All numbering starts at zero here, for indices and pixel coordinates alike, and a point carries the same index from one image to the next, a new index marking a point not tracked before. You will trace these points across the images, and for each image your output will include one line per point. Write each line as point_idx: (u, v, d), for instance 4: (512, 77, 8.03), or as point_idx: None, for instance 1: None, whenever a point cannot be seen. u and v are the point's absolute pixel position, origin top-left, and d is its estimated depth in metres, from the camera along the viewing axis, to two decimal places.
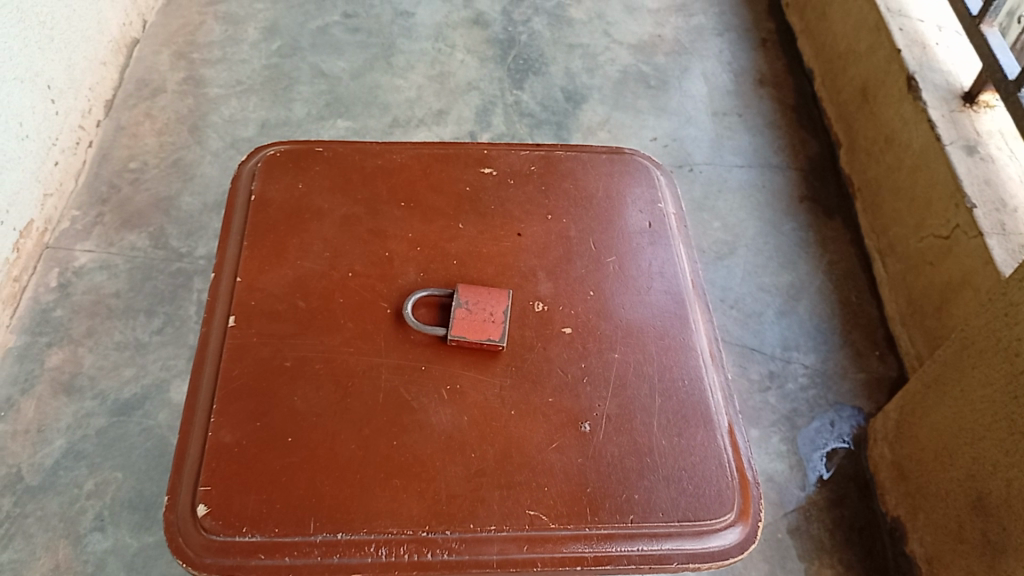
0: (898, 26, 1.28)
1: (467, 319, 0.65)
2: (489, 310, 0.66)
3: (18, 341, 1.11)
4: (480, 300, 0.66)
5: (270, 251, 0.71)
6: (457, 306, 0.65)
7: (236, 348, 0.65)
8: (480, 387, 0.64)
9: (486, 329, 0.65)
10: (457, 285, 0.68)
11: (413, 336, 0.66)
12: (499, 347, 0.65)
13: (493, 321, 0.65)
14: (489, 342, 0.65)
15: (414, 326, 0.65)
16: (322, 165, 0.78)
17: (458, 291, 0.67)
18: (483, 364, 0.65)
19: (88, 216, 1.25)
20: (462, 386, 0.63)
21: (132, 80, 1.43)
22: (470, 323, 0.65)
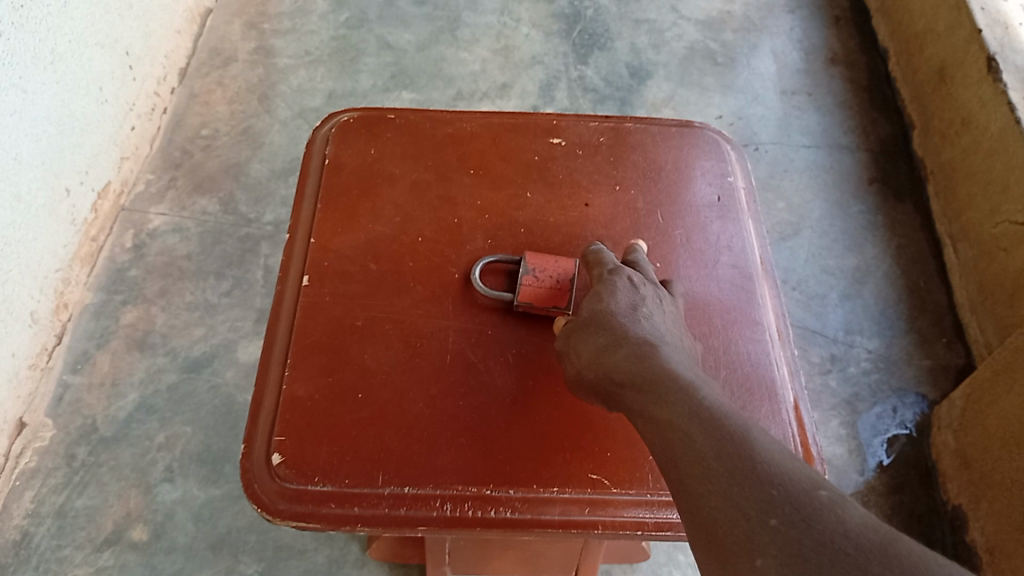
0: (980, 6, 1.24)
1: (534, 287, 0.66)
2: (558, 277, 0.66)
3: (96, 298, 1.16)
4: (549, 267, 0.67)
5: (343, 214, 0.73)
6: (525, 273, 0.66)
7: (309, 305, 0.67)
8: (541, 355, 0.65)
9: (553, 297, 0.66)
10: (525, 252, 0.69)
11: (481, 302, 0.67)
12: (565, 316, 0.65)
13: (560, 289, 0.66)
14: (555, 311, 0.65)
15: (481, 291, 0.67)
16: (394, 132, 0.79)
17: (526, 258, 0.67)
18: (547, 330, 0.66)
19: (162, 180, 1.29)
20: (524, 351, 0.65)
21: (205, 49, 1.47)
22: (537, 290, 0.66)
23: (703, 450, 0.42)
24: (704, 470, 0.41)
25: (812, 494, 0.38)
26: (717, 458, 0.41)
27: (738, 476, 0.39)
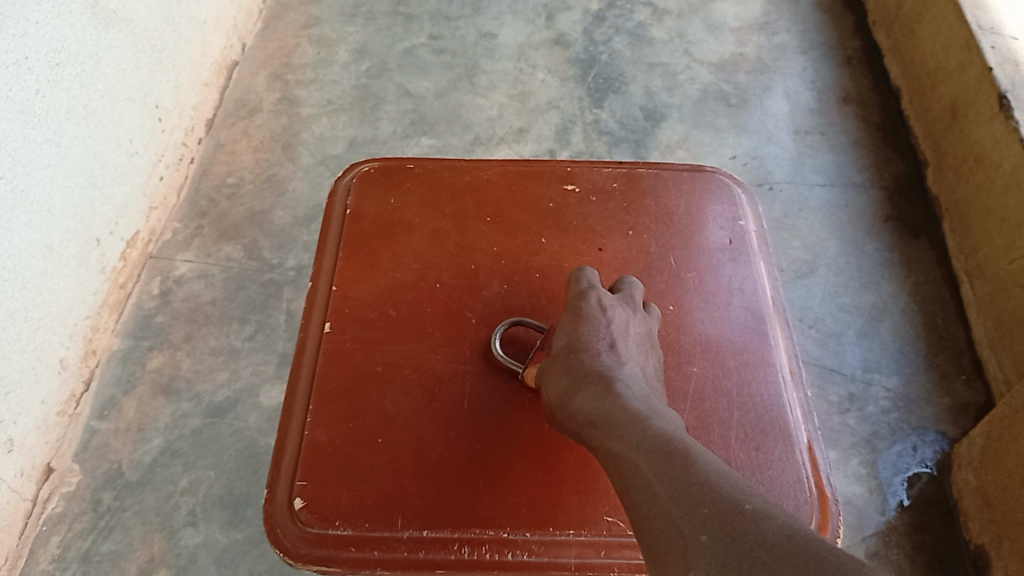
0: (990, 45, 1.26)
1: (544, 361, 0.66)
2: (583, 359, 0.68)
3: (123, 344, 1.19)
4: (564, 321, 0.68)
5: (363, 261, 0.75)
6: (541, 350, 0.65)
7: (330, 353, 0.69)
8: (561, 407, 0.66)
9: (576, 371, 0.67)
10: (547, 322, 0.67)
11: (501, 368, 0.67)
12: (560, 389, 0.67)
13: None
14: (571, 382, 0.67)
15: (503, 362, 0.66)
16: (412, 181, 0.82)
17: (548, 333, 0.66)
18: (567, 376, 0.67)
19: (188, 228, 1.33)
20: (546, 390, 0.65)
21: (231, 100, 1.51)
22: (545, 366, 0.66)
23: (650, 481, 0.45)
24: (652, 496, 0.44)
25: (738, 509, 0.40)
26: (662, 484, 0.44)
27: (679, 498, 0.42)
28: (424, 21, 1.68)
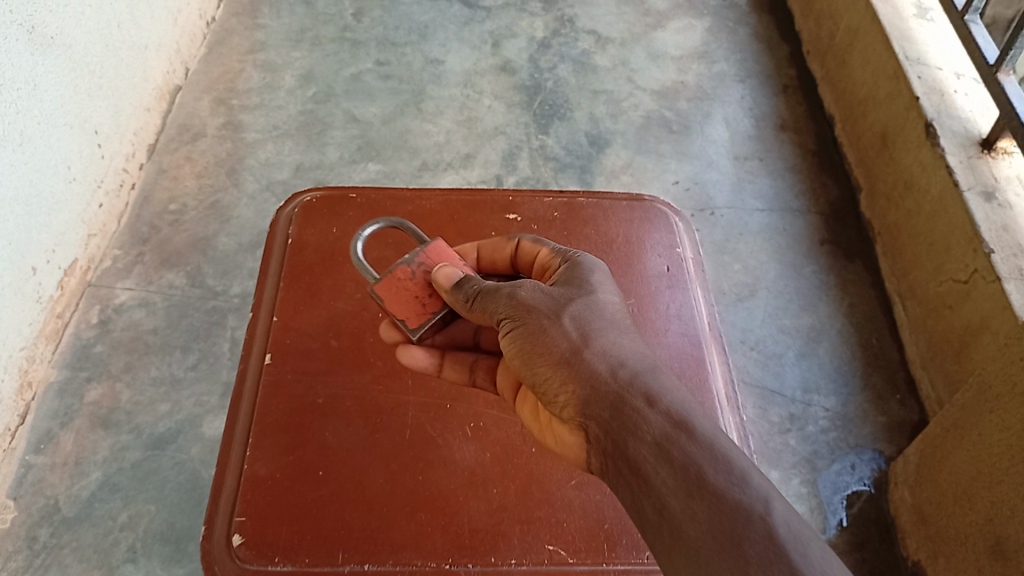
0: (917, 75, 1.31)
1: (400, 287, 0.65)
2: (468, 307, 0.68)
3: (60, 375, 1.16)
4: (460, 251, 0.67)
5: (305, 293, 0.77)
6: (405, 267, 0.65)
7: (272, 385, 0.70)
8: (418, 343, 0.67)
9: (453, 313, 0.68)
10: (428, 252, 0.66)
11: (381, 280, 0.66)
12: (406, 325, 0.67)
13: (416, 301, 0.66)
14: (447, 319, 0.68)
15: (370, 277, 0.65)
16: (355, 211, 0.83)
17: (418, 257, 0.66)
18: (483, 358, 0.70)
19: (129, 255, 1.30)
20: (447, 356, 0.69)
21: (174, 125, 1.49)
22: (399, 295, 0.65)
23: (747, 538, 0.47)
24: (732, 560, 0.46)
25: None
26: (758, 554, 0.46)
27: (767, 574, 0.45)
28: (370, 46, 1.68)
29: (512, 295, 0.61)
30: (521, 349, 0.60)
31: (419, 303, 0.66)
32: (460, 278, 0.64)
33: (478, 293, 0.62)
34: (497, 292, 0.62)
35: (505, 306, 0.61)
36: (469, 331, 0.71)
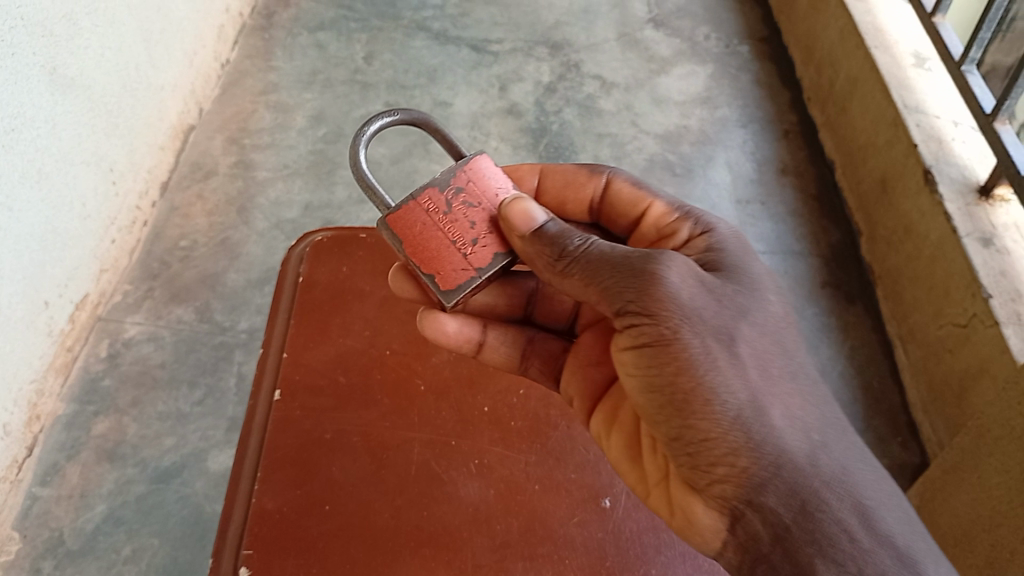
0: (915, 122, 1.34)
1: (442, 225, 0.67)
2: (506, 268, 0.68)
3: (67, 408, 1.18)
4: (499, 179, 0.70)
5: (315, 329, 0.82)
6: (450, 196, 0.68)
7: (280, 419, 0.75)
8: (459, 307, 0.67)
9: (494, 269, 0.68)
10: (474, 191, 0.69)
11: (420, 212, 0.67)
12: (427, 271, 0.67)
13: (449, 248, 0.67)
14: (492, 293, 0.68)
15: (416, 203, 0.67)
16: (364, 252, 0.89)
17: (464, 193, 0.68)
18: (539, 342, 0.79)
19: (139, 290, 1.33)
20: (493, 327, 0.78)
21: (186, 163, 1.52)
22: (437, 231, 0.67)
23: None
24: None
25: None
26: None
27: None
28: (380, 88, 1.70)
29: (661, 308, 0.59)
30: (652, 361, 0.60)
31: (456, 252, 0.67)
32: (540, 228, 0.66)
33: (615, 285, 0.61)
34: (647, 298, 0.60)
35: (652, 319, 0.60)
36: (522, 303, 0.81)
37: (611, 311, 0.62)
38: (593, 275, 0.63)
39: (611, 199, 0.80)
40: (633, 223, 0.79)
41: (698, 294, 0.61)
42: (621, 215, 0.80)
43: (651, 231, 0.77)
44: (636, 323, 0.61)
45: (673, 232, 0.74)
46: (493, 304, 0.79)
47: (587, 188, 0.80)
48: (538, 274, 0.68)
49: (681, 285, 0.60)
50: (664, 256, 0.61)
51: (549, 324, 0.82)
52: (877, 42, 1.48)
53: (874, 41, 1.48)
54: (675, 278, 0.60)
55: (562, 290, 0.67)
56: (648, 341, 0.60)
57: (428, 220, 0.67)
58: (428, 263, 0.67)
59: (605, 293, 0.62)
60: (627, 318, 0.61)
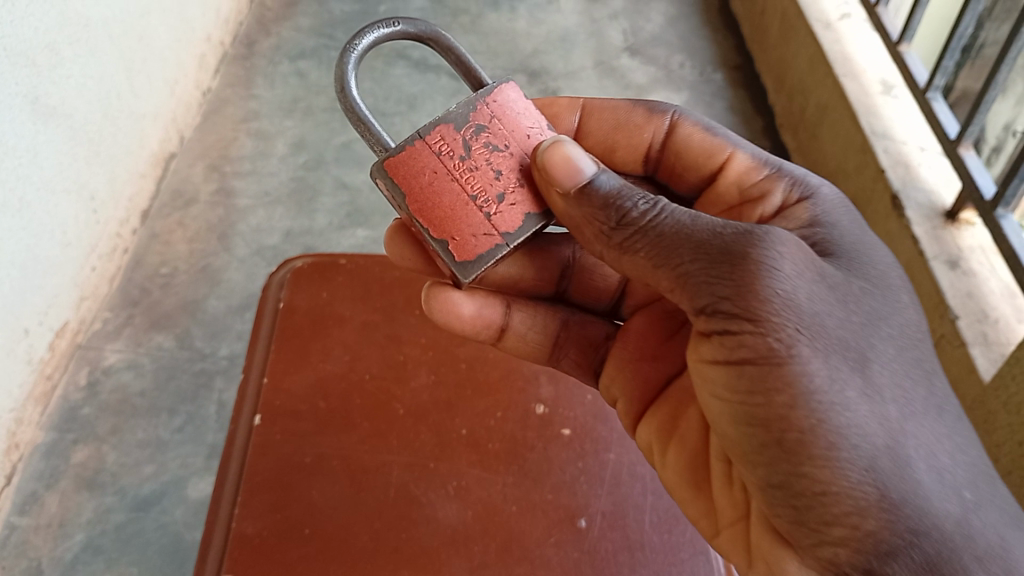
0: (883, 148, 1.37)
1: (457, 175, 0.68)
2: (507, 220, 0.68)
3: (47, 437, 1.19)
4: (521, 118, 0.71)
5: (295, 355, 0.85)
6: (463, 141, 0.69)
7: (261, 445, 0.78)
8: (456, 265, 0.67)
9: (494, 225, 0.68)
10: (492, 135, 0.69)
11: (432, 159, 0.68)
12: (444, 230, 0.67)
13: (467, 204, 0.68)
14: (493, 255, 0.68)
15: (427, 150, 0.68)
16: (344, 276, 0.92)
17: (480, 139, 0.69)
18: (576, 318, 0.84)
19: (119, 317, 1.33)
20: (515, 308, 0.82)
21: (167, 191, 1.53)
22: (453, 183, 0.68)
23: None
24: None
25: None
26: None
27: None
28: None
29: (761, 311, 0.57)
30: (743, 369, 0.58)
31: (474, 209, 0.68)
32: (586, 183, 0.65)
33: (708, 283, 0.59)
34: (746, 299, 0.58)
35: (751, 323, 0.57)
36: (555, 279, 0.84)
37: (693, 304, 0.61)
38: (676, 262, 0.61)
39: (675, 143, 0.82)
40: (706, 173, 0.82)
41: (808, 296, 0.58)
42: (693, 166, 0.82)
43: (735, 186, 0.80)
44: (727, 323, 0.59)
45: (765, 189, 0.78)
46: (523, 278, 0.83)
47: (646, 132, 0.82)
48: (583, 235, 0.68)
49: (787, 287, 0.58)
50: (761, 240, 0.59)
51: (589, 303, 0.86)
52: (846, 69, 1.52)
53: (843, 69, 1.51)
54: (781, 277, 0.58)
55: (632, 276, 0.66)
56: (747, 359, 0.58)
57: (434, 160, 0.68)
58: (443, 223, 0.67)
59: (690, 284, 0.61)
60: (720, 322, 0.59)
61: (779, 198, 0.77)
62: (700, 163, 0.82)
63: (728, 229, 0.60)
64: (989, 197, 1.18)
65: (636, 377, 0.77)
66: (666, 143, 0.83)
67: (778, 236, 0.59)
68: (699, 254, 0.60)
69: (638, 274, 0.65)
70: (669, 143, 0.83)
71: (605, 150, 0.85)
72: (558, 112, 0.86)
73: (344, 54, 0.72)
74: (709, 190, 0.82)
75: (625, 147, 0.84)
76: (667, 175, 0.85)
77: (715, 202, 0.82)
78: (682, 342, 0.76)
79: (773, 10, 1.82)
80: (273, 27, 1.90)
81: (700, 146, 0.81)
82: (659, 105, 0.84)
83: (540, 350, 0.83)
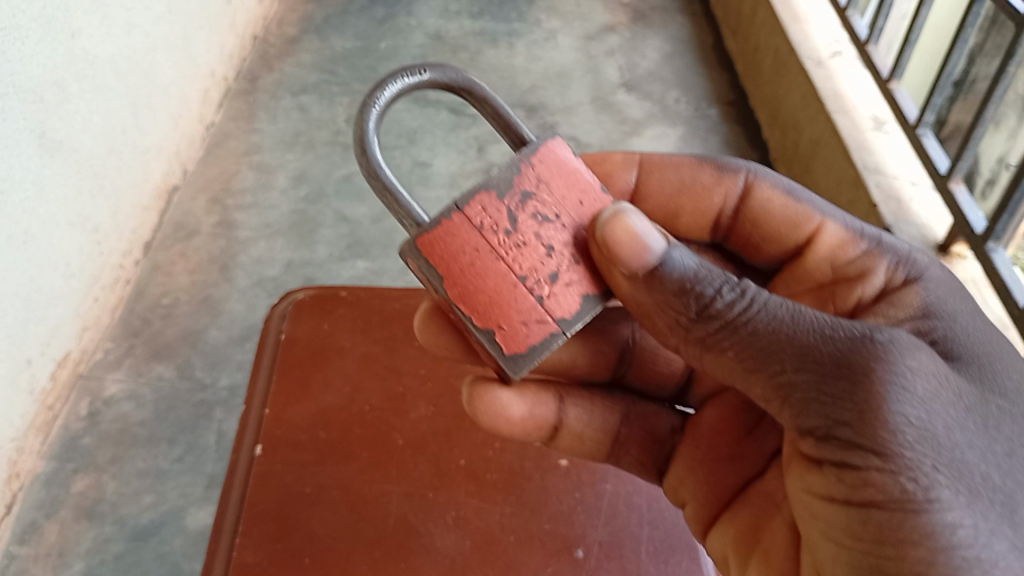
0: (875, 182, 1.39)
1: (505, 250, 0.59)
2: (563, 303, 0.60)
3: (47, 467, 1.19)
4: (574, 179, 0.62)
5: (295, 386, 0.87)
6: (511, 210, 0.60)
7: (261, 473, 0.79)
8: (505, 359, 0.59)
9: (548, 310, 0.60)
10: (543, 201, 0.61)
11: (477, 233, 0.59)
12: (491, 316, 0.59)
13: (516, 284, 0.59)
14: (549, 346, 0.59)
15: (470, 223, 0.59)
16: (343, 308, 0.95)
17: (530, 207, 0.60)
18: (639, 408, 0.80)
19: (120, 347, 1.34)
20: (569, 401, 0.77)
21: (170, 223, 1.55)
22: (500, 261, 0.59)
23: None
24: None
25: None
26: None
27: None
28: None
29: (888, 443, 0.49)
30: (866, 511, 0.49)
31: (524, 291, 0.59)
32: (655, 264, 0.57)
33: (817, 398, 0.51)
34: (870, 425, 0.49)
35: (877, 456, 0.49)
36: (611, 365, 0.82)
37: (802, 423, 0.53)
38: (777, 372, 0.54)
39: (750, 209, 0.74)
40: (790, 243, 0.74)
41: (945, 422, 0.49)
42: (773, 236, 0.74)
43: (828, 261, 0.71)
44: (845, 453, 0.50)
45: (865, 268, 0.69)
46: (573, 361, 0.81)
47: (716, 195, 0.75)
48: (654, 321, 0.60)
49: (919, 412, 0.49)
50: (885, 355, 0.50)
51: (651, 387, 0.83)
52: (838, 106, 1.54)
53: (834, 106, 1.54)
54: (908, 399, 0.49)
55: (724, 379, 0.58)
56: (874, 505, 0.49)
57: (477, 238, 0.59)
58: (491, 308, 0.59)
59: (794, 399, 0.53)
60: (837, 451, 0.51)
61: (881, 278, 0.68)
62: (783, 232, 0.73)
63: (841, 334, 0.52)
64: (980, 231, 1.21)
65: (707, 479, 0.72)
66: (740, 209, 0.75)
67: (899, 345, 0.51)
68: (805, 362, 0.52)
69: (728, 375, 0.57)
70: (743, 209, 0.75)
71: (668, 216, 0.77)
72: (611, 169, 0.78)
73: (364, 110, 0.63)
74: (796, 264, 0.73)
75: (692, 212, 0.77)
76: (743, 244, 0.77)
77: (802, 278, 0.73)
78: (762, 441, 0.70)
79: (766, 47, 1.86)
80: (276, 63, 1.94)
81: (783, 215, 0.73)
82: (731, 163, 0.76)
83: (597, 444, 0.78)
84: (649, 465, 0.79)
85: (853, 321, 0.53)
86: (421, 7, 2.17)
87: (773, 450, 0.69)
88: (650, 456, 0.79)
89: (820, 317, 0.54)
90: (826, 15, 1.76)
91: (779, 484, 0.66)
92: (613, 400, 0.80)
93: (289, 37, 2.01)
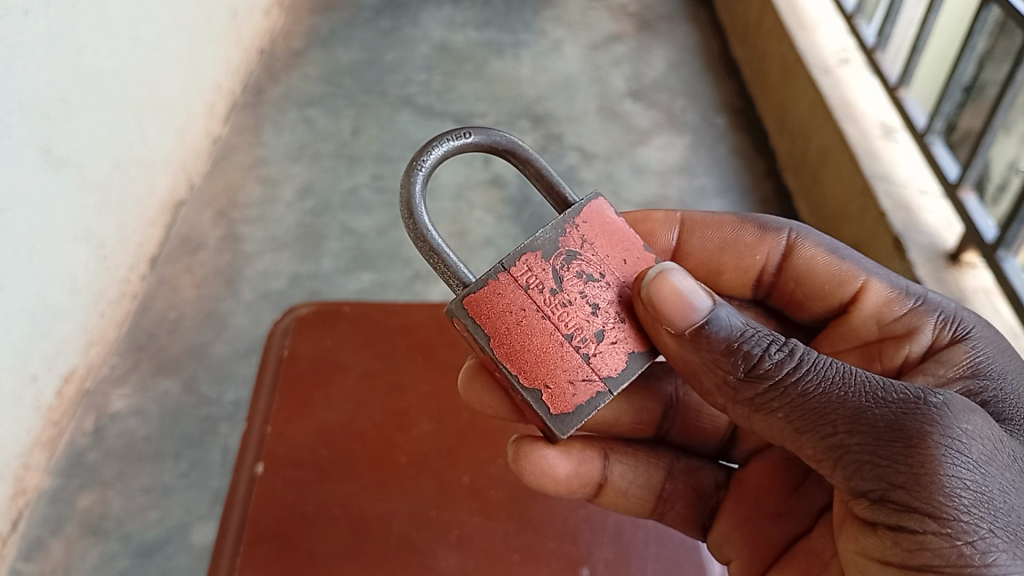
0: (885, 190, 1.38)
1: (555, 314, 0.72)
2: (609, 361, 0.72)
3: (53, 483, 1.19)
4: (612, 242, 0.75)
5: (300, 399, 1.15)
6: (557, 277, 0.73)
7: (262, 491, 1.05)
8: (552, 417, 0.70)
9: (594, 368, 0.71)
10: (589, 265, 0.74)
11: (530, 299, 0.72)
12: (541, 377, 0.71)
13: (561, 346, 0.71)
14: (594, 403, 0.71)
15: (522, 289, 0.72)
16: (342, 326, 1.25)
17: (578, 270, 0.73)
18: (680, 469, 0.91)
19: (126, 362, 1.34)
20: (614, 458, 0.89)
21: (176, 237, 1.55)
22: (548, 325, 0.72)
23: None
24: None
25: None
26: None
27: None
28: (367, 161, 1.74)
29: (944, 507, 0.59)
30: (922, 571, 0.60)
31: (567, 353, 0.71)
32: (701, 323, 0.67)
33: (873, 460, 0.62)
34: (926, 491, 0.59)
35: (932, 520, 0.59)
36: (653, 426, 0.94)
37: (857, 485, 0.63)
38: (830, 433, 0.64)
39: (792, 267, 0.88)
40: (835, 302, 0.87)
41: (994, 488, 0.60)
42: (818, 292, 0.87)
43: (873, 318, 0.84)
44: (902, 516, 0.61)
45: (913, 325, 0.81)
46: (617, 422, 0.92)
47: (759, 253, 0.89)
48: (704, 381, 0.71)
49: (972, 479, 0.59)
50: (938, 421, 0.61)
51: (690, 444, 0.95)
52: (846, 113, 1.52)
53: (843, 114, 1.52)
54: (961, 466, 0.60)
55: (779, 442, 0.69)
56: (931, 564, 0.59)
57: (522, 297, 0.72)
58: (542, 366, 0.71)
59: (847, 460, 0.63)
60: (893, 514, 0.61)
61: (929, 336, 0.80)
62: (827, 291, 0.86)
63: (891, 403, 0.63)
64: (990, 239, 1.19)
65: (753, 536, 0.83)
66: (783, 266, 0.89)
67: (952, 412, 0.61)
68: (859, 427, 0.63)
69: (777, 433, 0.68)
70: (786, 266, 0.89)
71: (711, 270, 0.91)
72: (654, 227, 0.93)
73: (411, 172, 0.73)
74: (841, 320, 0.86)
75: (734, 267, 0.91)
76: (786, 299, 0.91)
77: (849, 335, 0.86)
78: (807, 500, 0.81)
79: (774, 55, 1.85)
80: (282, 76, 1.94)
81: (827, 273, 0.86)
82: (773, 223, 0.90)
83: (640, 498, 0.90)
84: (692, 519, 0.92)
85: (902, 388, 0.64)
86: (427, 18, 2.18)
87: (819, 509, 0.80)
88: (692, 511, 0.91)
89: (868, 384, 0.64)
90: (833, 23, 1.76)
91: (824, 544, 0.75)
92: (657, 456, 0.92)
93: (295, 50, 2.02)
